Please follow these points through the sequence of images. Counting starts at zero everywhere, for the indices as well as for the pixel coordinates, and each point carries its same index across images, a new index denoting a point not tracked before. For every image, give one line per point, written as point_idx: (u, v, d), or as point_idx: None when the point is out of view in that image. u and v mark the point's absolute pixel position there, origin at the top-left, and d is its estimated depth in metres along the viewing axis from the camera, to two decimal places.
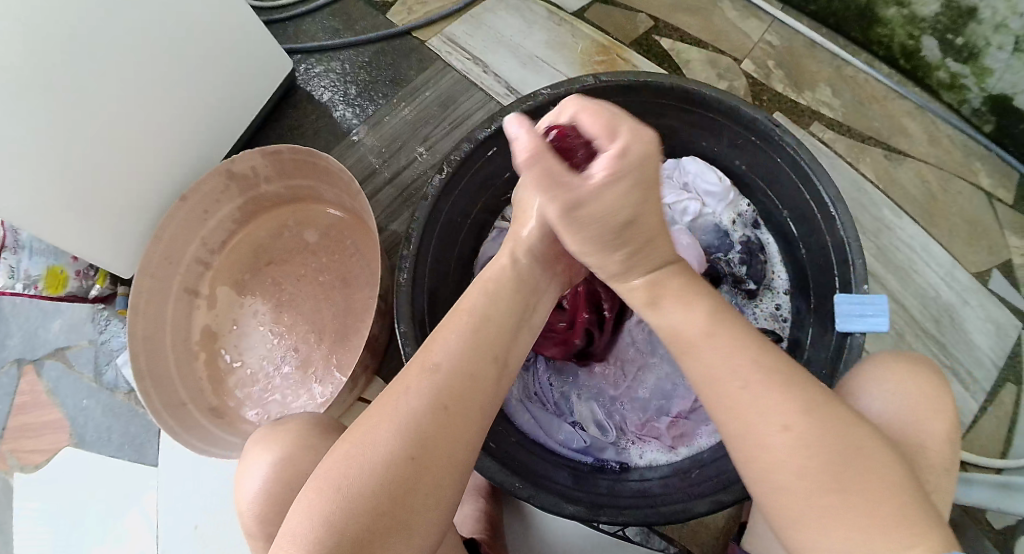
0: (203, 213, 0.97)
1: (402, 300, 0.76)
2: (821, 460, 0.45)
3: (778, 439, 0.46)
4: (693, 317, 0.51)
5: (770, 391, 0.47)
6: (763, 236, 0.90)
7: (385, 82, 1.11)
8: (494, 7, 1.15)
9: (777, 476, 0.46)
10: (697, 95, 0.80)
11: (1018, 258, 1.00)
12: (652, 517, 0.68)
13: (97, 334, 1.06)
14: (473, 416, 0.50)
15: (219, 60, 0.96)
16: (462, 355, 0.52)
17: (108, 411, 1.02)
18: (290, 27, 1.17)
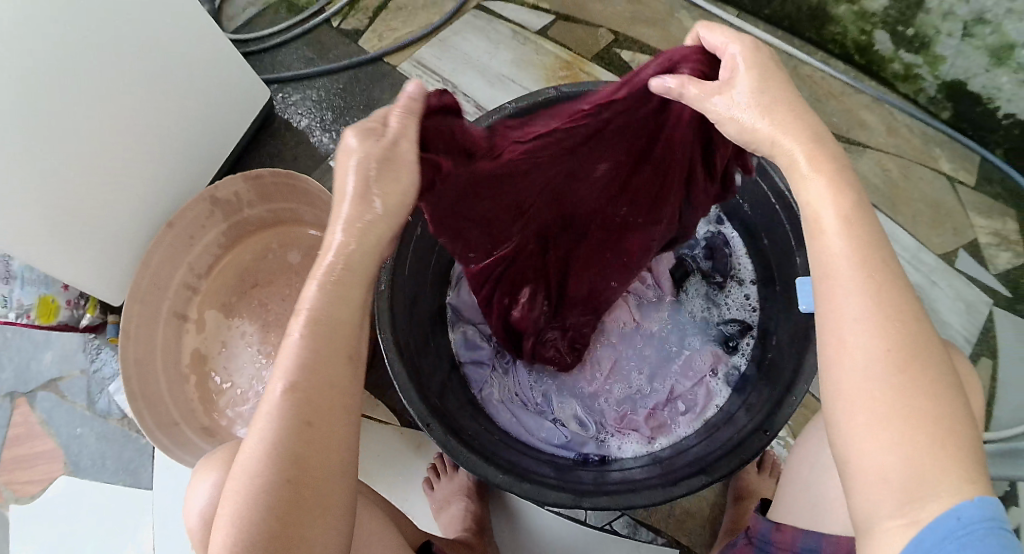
0: (189, 239, 1.01)
1: (384, 302, 0.75)
2: (916, 372, 0.43)
3: (875, 340, 0.44)
4: (839, 206, 0.48)
5: (890, 292, 0.45)
6: (727, 230, 0.91)
7: (359, 107, 1.16)
8: (461, 30, 1.20)
9: (870, 371, 0.44)
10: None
11: (983, 237, 1.03)
12: (635, 500, 0.69)
13: (88, 363, 1.10)
14: (337, 419, 0.48)
15: (199, 93, 1.00)
16: (317, 364, 0.48)
17: (102, 438, 1.06)
18: (266, 59, 1.21)
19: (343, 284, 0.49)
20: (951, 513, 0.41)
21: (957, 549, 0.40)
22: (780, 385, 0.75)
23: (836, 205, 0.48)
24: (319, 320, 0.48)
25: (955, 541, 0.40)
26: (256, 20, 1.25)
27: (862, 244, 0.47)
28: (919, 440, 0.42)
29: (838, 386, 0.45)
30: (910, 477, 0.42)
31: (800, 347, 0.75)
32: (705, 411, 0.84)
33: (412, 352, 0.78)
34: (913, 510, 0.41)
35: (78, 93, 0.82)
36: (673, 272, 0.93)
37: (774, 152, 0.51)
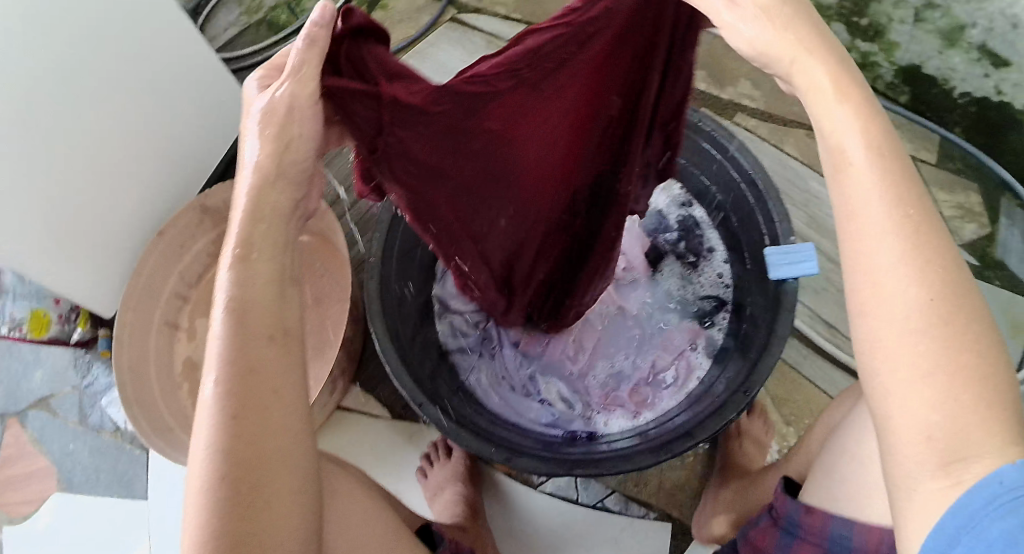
0: (179, 248, 1.04)
1: (372, 290, 0.79)
2: (957, 323, 0.39)
3: (914, 286, 0.39)
4: (865, 131, 0.43)
5: (925, 235, 0.40)
6: (696, 212, 0.95)
7: None
8: (437, 42, 1.24)
9: (906, 321, 0.39)
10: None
11: (947, 210, 1.07)
12: (624, 465, 0.72)
13: (80, 380, 1.10)
14: (275, 403, 0.43)
15: (189, 108, 1.04)
16: (239, 351, 0.43)
17: (95, 452, 1.07)
18: (248, 77, 1.25)
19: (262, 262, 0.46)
20: (993, 476, 0.37)
21: (1004, 515, 0.36)
22: (756, 351, 0.77)
23: (863, 134, 0.43)
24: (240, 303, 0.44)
25: (999, 508, 0.36)
26: (238, 40, 1.29)
27: (893, 173, 0.42)
28: (966, 396, 0.37)
29: (873, 341, 0.40)
30: (953, 435, 0.37)
31: (772, 312, 0.78)
32: (687, 383, 0.86)
33: (401, 337, 0.80)
34: (955, 471, 0.37)
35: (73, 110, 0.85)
36: (649, 256, 0.98)
37: (793, 71, 0.45)
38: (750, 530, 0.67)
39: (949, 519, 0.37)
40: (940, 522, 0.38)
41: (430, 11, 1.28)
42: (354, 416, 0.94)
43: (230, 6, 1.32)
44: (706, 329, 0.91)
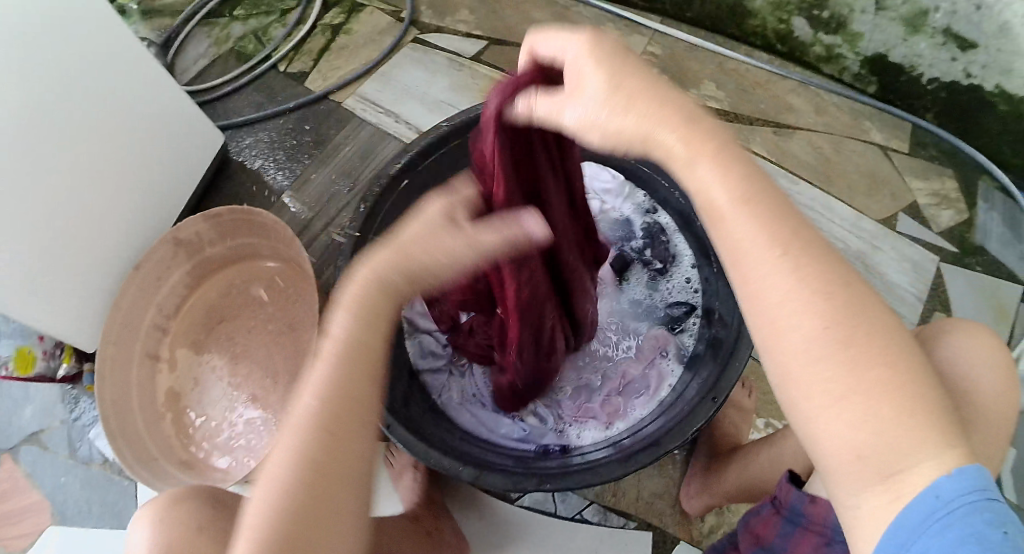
0: (156, 280, 1.04)
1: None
2: (859, 341, 0.42)
3: (808, 319, 0.42)
4: (728, 182, 0.44)
5: (807, 265, 0.43)
6: (661, 218, 0.96)
7: (306, 145, 1.20)
8: (401, 62, 1.25)
9: (810, 348, 0.42)
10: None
11: (921, 198, 1.06)
12: (593, 479, 0.70)
13: (68, 413, 1.13)
14: (362, 433, 0.49)
15: (159, 139, 1.05)
16: (343, 384, 0.48)
17: (87, 484, 1.08)
18: (219, 107, 1.26)
19: (376, 309, 0.50)
20: (929, 491, 0.40)
21: (943, 529, 0.40)
22: (724, 355, 0.77)
23: (725, 186, 0.44)
24: (347, 342, 0.49)
25: (938, 523, 0.40)
26: (207, 71, 1.30)
27: (761, 217, 0.44)
28: (882, 414, 0.40)
29: (785, 371, 0.43)
30: (879, 449, 0.41)
31: (738, 313, 0.78)
32: (659, 391, 0.85)
33: None
34: (896, 484, 0.41)
35: (47, 152, 0.86)
36: (614, 264, 0.97)
37: (648, 147, 0.46)
38: (755, 520, 0.66)
39: (892, 536, 0.41)
40: (883, 537, 0.42)
41: (393, 32, 1.30)
42: None
43: (198, 38, 1.33)
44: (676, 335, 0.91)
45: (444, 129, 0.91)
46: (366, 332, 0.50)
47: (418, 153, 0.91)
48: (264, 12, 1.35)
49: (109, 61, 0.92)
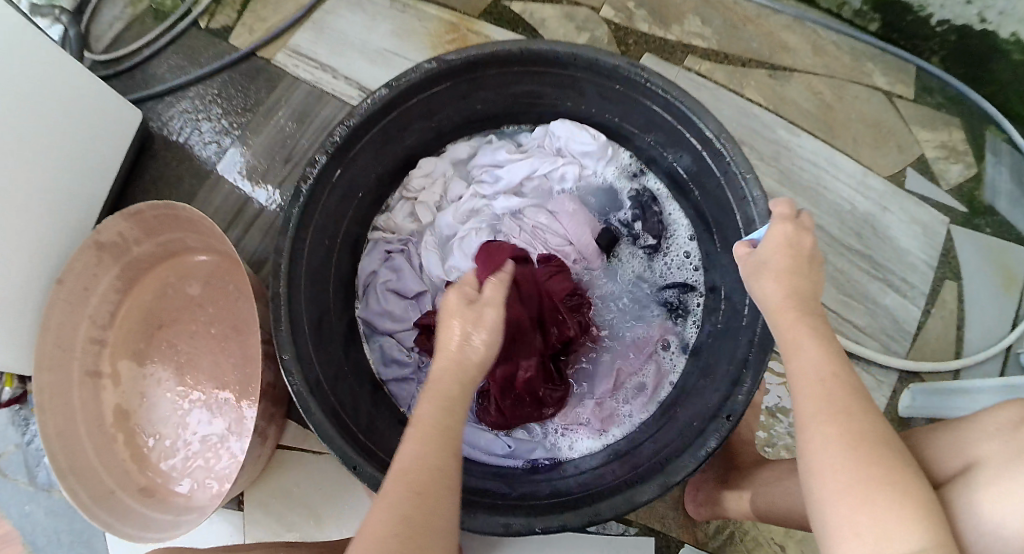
0: (84, 290, 0.92)
1: (283, 333, 0.69)
2: (870, 442, 0.46)
3: (832, 423, 0.47)
4: (789, 298, 0.55)
5: (840, 386, 0.49)
6: (651, 183, 0.87)
7: (237, 112, 1.06)
8: (335, 7, 1.09)
9: (826, 444, 0.47)
10: (559, 56, 0.74)
11: (929, 151, 0.97)
12: (601, 514, 0.62)
13: (22, 437, 1.02)
14: (446, 497, 0.51)
15: (64, 128, 0.90)
16: (427, 453, 0.52)
17: (52, 513, 0.99)
18: (138, 76, 1.10)
19: (449, 394, 0.55)
20: None
21: None
22: (735, 357, 0.68)
23: (784, 292, 0.55)
24: (429, 425, 0.53)
25: None
26: (124, 36, 1.13)
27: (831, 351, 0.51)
28: (879, 502, 0.44)
29: (805, 465, 0.48)
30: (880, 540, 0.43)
31: (754, 316, 0.68)
32: (658, 392, 0.79)
33: (321, 379, 0.72)
34: None
35: None
36: (600, 240, 0.86)
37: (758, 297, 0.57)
38: None
39: None
40: None
41: None
42: (294, 454, 0.90)
43: None
44: (674, 321, 0.83)
45: (387, 93, 0.74)
46: (446, 418, 0.54)
47: (361, 123, 0.74)
48: None
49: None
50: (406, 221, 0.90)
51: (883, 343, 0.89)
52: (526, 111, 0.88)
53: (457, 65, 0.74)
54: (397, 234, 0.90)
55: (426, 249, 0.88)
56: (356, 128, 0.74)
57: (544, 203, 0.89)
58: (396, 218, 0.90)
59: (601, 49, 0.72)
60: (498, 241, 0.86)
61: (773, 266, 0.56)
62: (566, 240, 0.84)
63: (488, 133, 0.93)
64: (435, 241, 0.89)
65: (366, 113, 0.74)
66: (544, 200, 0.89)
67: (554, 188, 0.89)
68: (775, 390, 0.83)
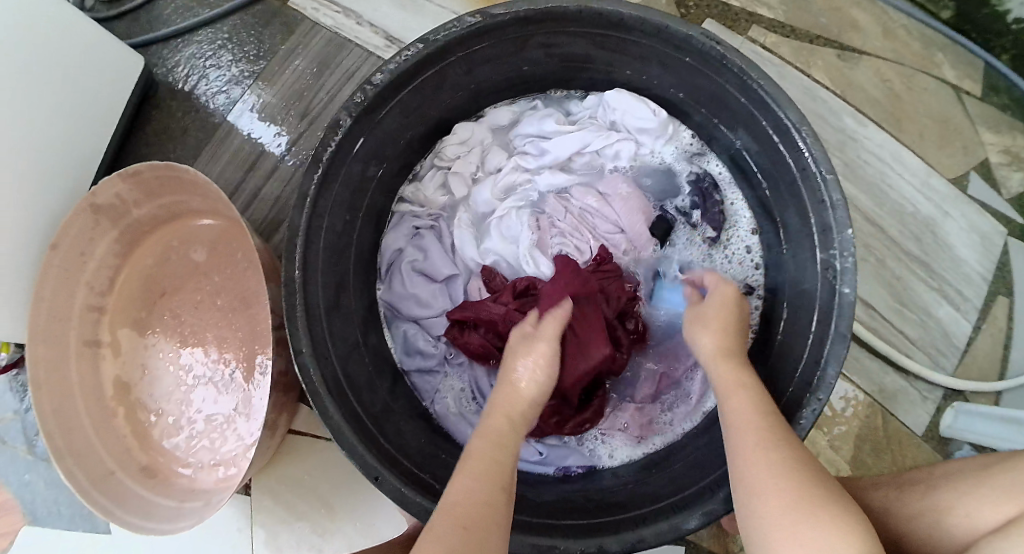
0: (81, 256, 0.85)
1: (298, 320, 0.63)
2: (801, 462, 0.48)
3: (769, 456, 0.49)
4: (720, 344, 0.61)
5: (770, 427, 0.51)
6: (712, 168, 0.82)
7: (251, 58, 0.97)
8: None
9: (755, 474, 0.48)
10: (625, 18, 0.67)
11: (993, 156, 0.91)
12: (642, 541, 0.58)
13: (19, 404, 0.97)
14: (493, 533, 0.48)
15: (54, 77, 0.81)
16: (479, 486, 0.51)
17: (52, 483, 0.95)
18: (143, 16, 1.00)
19: (504, 436, 0.55)
20: None
21: None
22: (801, 374, 0.63)
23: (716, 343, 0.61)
24: (484, 458, 0.53)
25: None
26: None
27: (759, 400, 0.54)
28: (817, 518, 0.45)
29: (744, 495, 0.49)
30: None
31: (820, 326, 0.63)
32: (704, 403, 0.74)
33: (338, 373, 0.67)
34: None
35: None
36: (654, 229, 0.80)
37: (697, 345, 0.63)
38: None
39: None
40: None
41: None
42: (306, 440, 0.85)
43: None
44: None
45: (425, 49, 0.66)
46: (495, 448, 0.54)
47: (391, 80, 0.67)
48: None
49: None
50: (437, 193, 0.84)
51: (930, 358, 0.85)
52: (576, 76, 0.81)
53: (505, 21, 0.66)
54: (427, 208, 0.84)
55: (459, 227, 0.82)
56: (386, 87, 0.67)
57: (593, 183, 0.82)
58: (426, 190, 0.83)
59: (672, 16, 0.65)
60: (541, 226, 0.80)
61: (712, 315, 0.64)
62: (617, 227, 0.79)
63: (534, 98, 0.86)
64: (470, 219, 0.83)
65: (400, 70, 0.67)
66: (594, 178, 0.83)
67: (606, 166, 0.83)
68: None
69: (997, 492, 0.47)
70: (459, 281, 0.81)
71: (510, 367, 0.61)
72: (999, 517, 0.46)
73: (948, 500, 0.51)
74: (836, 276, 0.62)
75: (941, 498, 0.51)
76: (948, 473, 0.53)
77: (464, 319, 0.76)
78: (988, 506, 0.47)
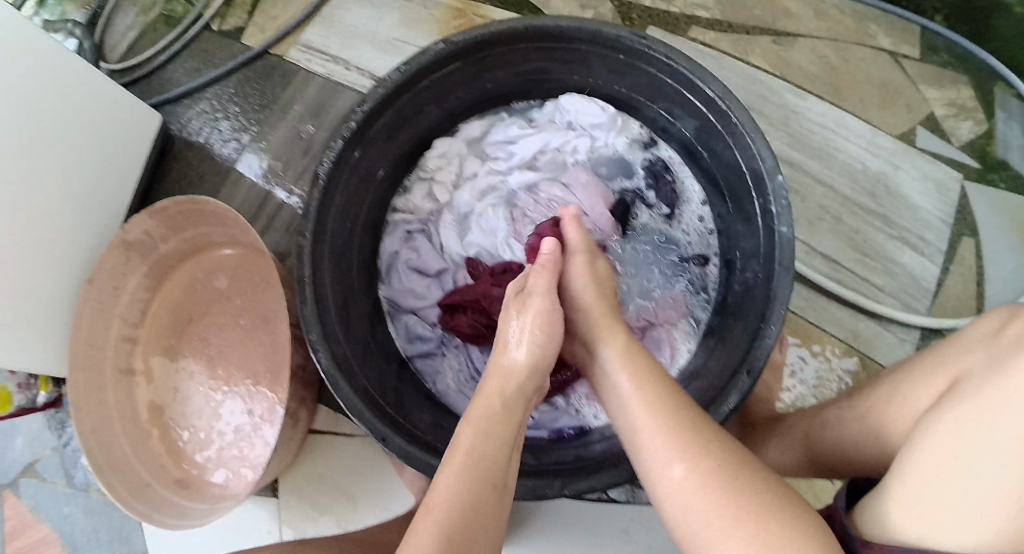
0: (114, 289, 0.95)
1: (309, 314, 0.70)
2: (732, 458, 0.48)
3: (695, 462, 0.48)
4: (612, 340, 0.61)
5: (678, 428, 0.50)
6: (665, 153, 0.88)
7: (255, 108, 1.08)
8: (345, 1, 1.11)
9: (678, 483, 0.48)
10: (565, 31, 0.74)
11: (938, 109, 0.96)
12: (620, 472, 0.63)
13: (58, 440, 1.01)
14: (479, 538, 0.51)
15: (83, 135, 0.92)
16: (462, 489, 0.52)
17: (90, 512, 0.98)
18: (154, 81, 1.13)
19: (492, 424, 0.57)
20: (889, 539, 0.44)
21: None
22: (756, 302, 0.69)
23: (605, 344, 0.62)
24: (472, 456, 0.54)
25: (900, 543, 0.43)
26: (139, 44, 1.16)
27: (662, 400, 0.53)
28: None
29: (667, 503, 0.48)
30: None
31: (767, 267, 0.69)
32: (678, 357, 0.81)
33: (349, 356, 0.74)
34: None
35: None
36: (614, 211, 0.86)
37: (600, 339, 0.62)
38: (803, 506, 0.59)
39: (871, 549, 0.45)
40: None
41: None
42: (327, 437, 0.92)
43: (124, 6, 1.17)
44: (693, 297, 0.84)
45: (400, 78, 0.74)
46: (485, 443, 0.55)
47: (374, 107, 0.74)
48: None
49: (12, 22, 0.81)
50: (424, 201, 0.91)
51: (902, 301, 0.89)
52: (537, 87, 0.88)
53: (466, 46, 0.74)
54: (416, 215, 0.91)
55: (445, 228, 0.90)
56: (368, 116, 0.74)
57: (559, 176, 0.90)
58: (415, 199, 0.91)
59: (608, 22, 0.72)
60: (515, 218, 0.88)
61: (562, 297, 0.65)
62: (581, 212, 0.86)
63: (501, 110, 0.92)
64: (454, 220, 0.91)
65: (379, 97, 0.74)
66: (559, 173, 0.91)
67: (568, 160, 0.91)
68: (796, 351, 0.86)
69: (926, 374, 0.54)
70: (449, 274, 0.88)
71: (495, 360, 0.63)
72: (931, 393, 0.52)
73: (888, 392, 0.57)
74: (774, 218, 0.67)
75: (882, 393, 0.58)
76: (892, 372, 0.59)
77: (454, 304, 0.84)
78: (920, 386, 0.54)
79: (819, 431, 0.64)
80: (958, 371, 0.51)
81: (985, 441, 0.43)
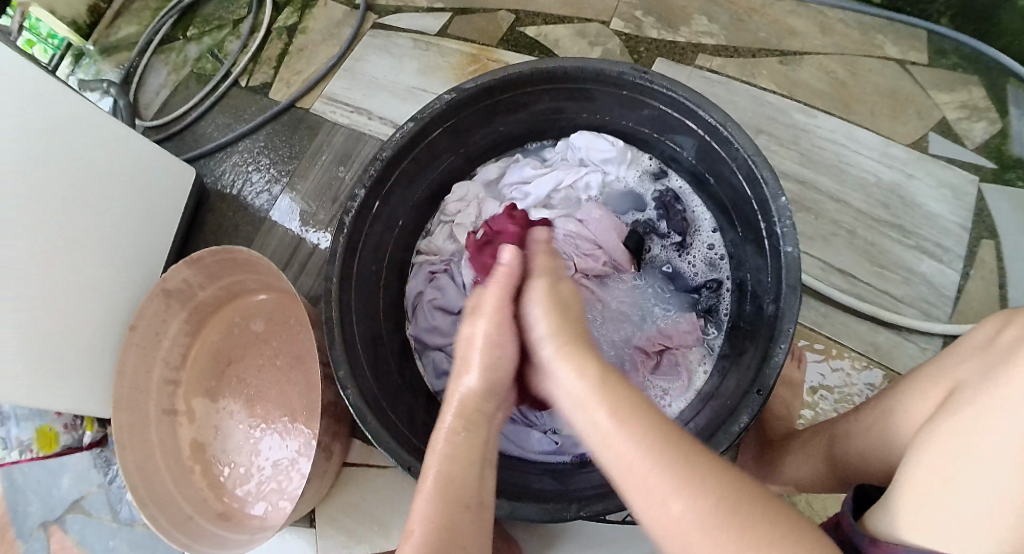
0: (156, 335, 1.00)
1: (339, 355, 0.73)
2: (727, 484, 0.42)
3: (686, 493, 0.42)
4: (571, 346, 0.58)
5: (665, 451, 0.45)
6: (676, 184, 0.90)
7: (284, 159, 1.13)
8: (364, 53, 1.16)
9: (668, 511, 0.42)
10: (568, 71, 0.76)
11: (950, 114, 0.96)
12: None
13: (104, 477, 1.06)
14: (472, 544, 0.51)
15: (121, 190, 0.98)
16: (443, 505, 0.52)
17: (135, 545, 1.03)
18: (187, 136, 1.19)
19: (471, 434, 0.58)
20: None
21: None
22: (766, 323, 0.70)
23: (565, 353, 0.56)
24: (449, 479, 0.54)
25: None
26: (171, 101, 1.22)
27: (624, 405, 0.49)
28: None
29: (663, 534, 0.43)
30: None
31: (775, 290, 0.69)
32: (695, 380, 0.82)
33: (378, 397, 0.76)
34: None
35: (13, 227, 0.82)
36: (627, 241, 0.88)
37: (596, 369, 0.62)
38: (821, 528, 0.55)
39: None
40: None
41: (350, 21, 1.19)
42: (361, 470, 0.95)
43: (156, 65, 1.24)
44: (712, 324, 0.85)
45: (414, 126, 0.77)
46: (458, 466, 0.55)
47: (392, 155, 0.78)
48: (217, 24, 1.25)
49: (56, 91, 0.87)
50: (445, 243, 0.93)
51: (922, 311, 0.88)
52: (551, 126, 0.91)
53: (474, 93, 0.77)
54: (439, 255, 0.93)
55: (467, 267, 0.92)
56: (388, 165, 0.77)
57: (574, 212, 0.91)
58: (437, 241, 0.94)
59: (612, 60, 0.74)
60: None
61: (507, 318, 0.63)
62: (596, 244, 0.87)
63: (515, 153, 0.96)
64: None
65: (396, 146, 0.77)
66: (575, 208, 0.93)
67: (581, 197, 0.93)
68: (816, 368, 0.86)
69: (925, 386, 0.55)
70: None
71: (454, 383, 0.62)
72: (930, 406, 0.53)
73: (890, 404, 0.58)
74: (780, 239, 0.68)
75: (886, 405, 0.59)
76: (893, 385, 0.60)
77: None
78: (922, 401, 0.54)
79: (834, 449, 0.65)
80: (954, 382, 0.52)
81: (981, 460, 0.43)
